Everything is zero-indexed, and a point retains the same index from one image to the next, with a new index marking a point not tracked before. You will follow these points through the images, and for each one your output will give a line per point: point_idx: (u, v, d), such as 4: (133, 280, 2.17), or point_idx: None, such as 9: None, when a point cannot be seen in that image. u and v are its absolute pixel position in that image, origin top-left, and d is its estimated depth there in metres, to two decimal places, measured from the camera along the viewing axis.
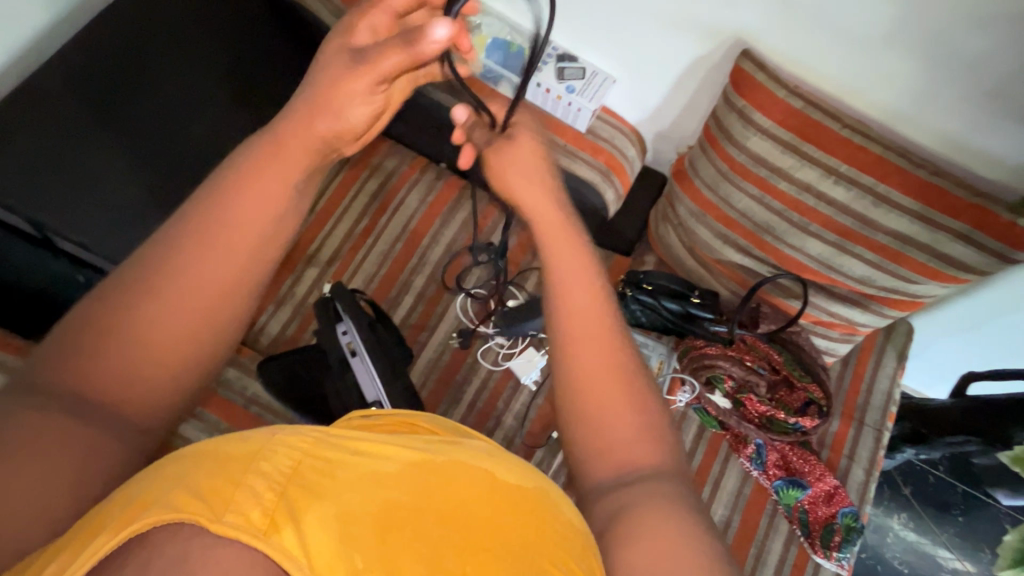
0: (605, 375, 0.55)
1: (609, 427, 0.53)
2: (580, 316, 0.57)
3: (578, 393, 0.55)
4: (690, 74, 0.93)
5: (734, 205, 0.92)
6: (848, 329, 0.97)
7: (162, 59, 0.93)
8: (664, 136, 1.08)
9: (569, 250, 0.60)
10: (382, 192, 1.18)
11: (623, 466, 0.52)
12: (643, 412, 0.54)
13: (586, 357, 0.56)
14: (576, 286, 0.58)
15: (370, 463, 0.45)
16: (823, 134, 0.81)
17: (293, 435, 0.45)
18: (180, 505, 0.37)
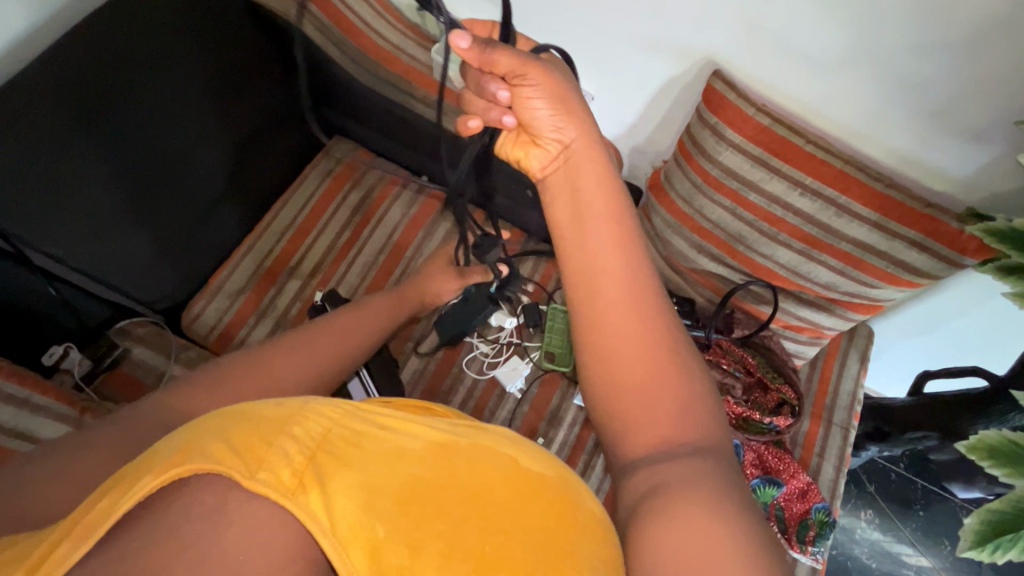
0: (632, 341, 0.53)
1: (647, 398, 0.51)
2: (607, 277, 0.54)
3: (610, 360, 0.53)
4: (663, 93, 0.98)
5: (708, 216, 0.96)
6: (816, 333, 1.03)
7: (143, 64, 0.92)
8: (639, 151, 1.13)
9: (597, 203, 0.56)
10: (363, 205, 1.20)
11: (656, 437, 0.50)
12: (682, 382, 0.51)
13: (616, 326, 0.53)
14: (601, 246, 0.55)
15: (396, 438, 0.46)
16: (790, 149, 0.86)
17: (328, 405, 0.46)
18: (221, 456, 0.39)
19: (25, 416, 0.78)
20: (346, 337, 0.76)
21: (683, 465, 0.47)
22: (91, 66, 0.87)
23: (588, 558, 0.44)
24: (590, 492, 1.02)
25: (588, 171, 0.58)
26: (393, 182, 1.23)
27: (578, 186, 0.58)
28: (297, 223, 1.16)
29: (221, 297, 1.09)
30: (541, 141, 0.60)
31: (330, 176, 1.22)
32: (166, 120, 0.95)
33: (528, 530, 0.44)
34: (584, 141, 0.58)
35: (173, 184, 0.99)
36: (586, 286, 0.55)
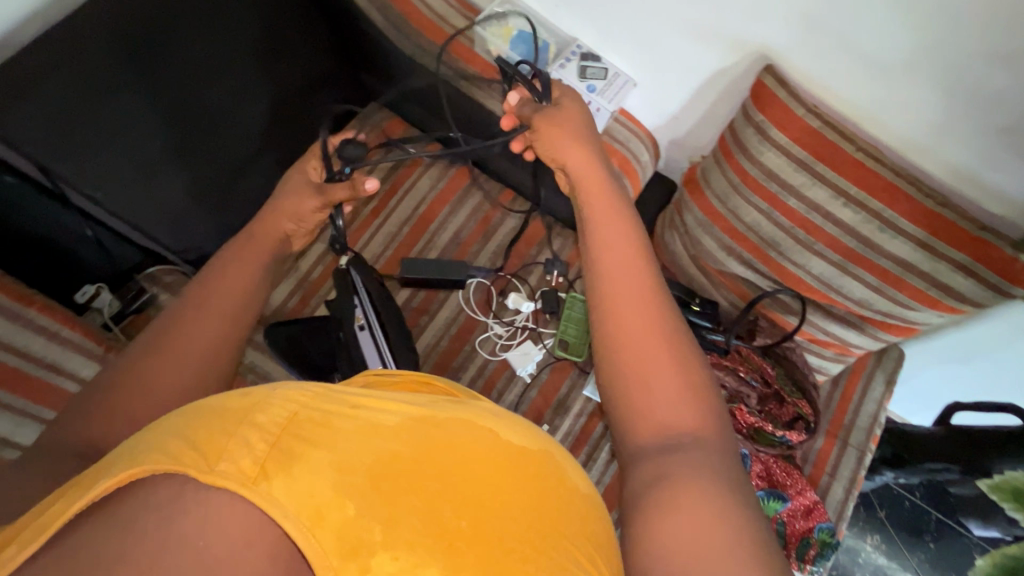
0: (645, 331, 0.57)
1: (654, 383, 0.54)
2: (625, 282, 0.60)
3: (623, 349, 0.56)
4: (710, 85, 0.94)
5: (743, 218, 0.93)
6: (841, 349, 1.00)
7: (192, 16, 0.93)
8: (678, 144, 1.10)
9: (612, 216, 0.65)
10: (393, 174, 1.20)
11: (666, 430, 0.52)
12: (694, 379, 0.54)
13: (627, 316, 0.58)
14: (615, 247, 0.62)
15: (369, 418, 0.46)
16: (836, 155, 0.82)
17: (295, 389, 0.47)
18: (174, 454, 0.39)
19: (55, 348, 0.81)
20: (209, 346, 0.61)
21: (692, 459, 0.49)
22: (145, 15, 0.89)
23: (557, 549, 0.44)
24: None
25: (598, 190, 0.68)
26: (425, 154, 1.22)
27: (590, 201, 0.67)
28: None
29: None
30: (574, 172, 0.71)
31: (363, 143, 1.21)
32: (209, 71, 0.96)
33: (509, 508, 0.44)
34: (597, 173, 0.70)
35: (213, 137, 1.00)
36: (606, 289, 0.60)
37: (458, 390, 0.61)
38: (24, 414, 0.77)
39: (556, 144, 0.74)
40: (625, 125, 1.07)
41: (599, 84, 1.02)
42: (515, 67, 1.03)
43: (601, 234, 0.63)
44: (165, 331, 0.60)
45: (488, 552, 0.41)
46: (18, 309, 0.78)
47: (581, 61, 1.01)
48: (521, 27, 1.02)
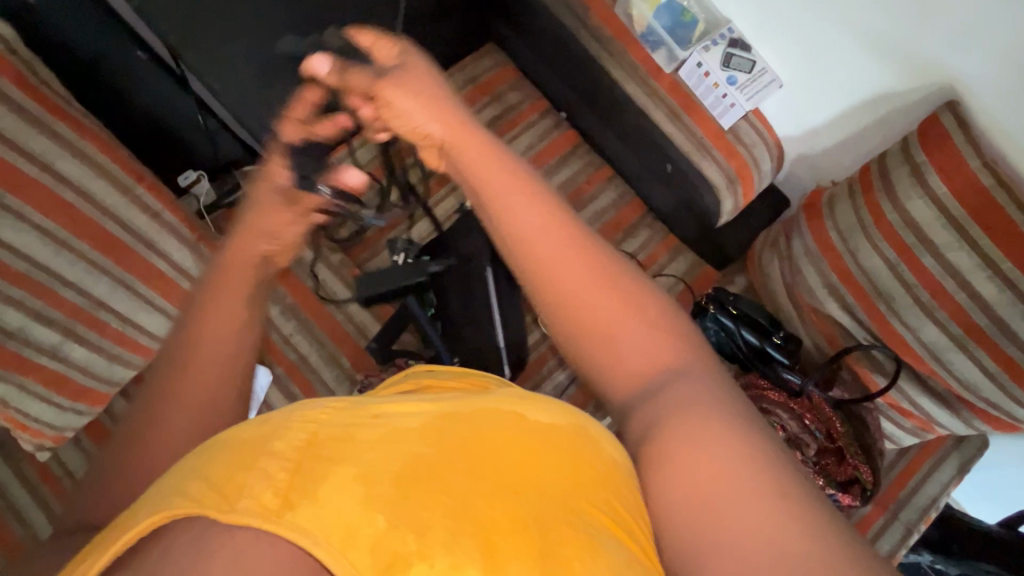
0: (587, 288, 0.48)
1: (612, 339, 0.47)
2: (537, 234, 0.49)
3: (575, 317, 0.48)
4: (869, 107, 0.84)
5: (861, 262, 0.84)
6: (923, 424, 0.92)
7: None
8: (807, 161, 1.00)
9: (486, 162, 0.52)
10: (494, 124, 1.17)
11: (642, 380, 0.46)
12: (646, 312, 0.48)
13: (564, 276, 0.48)
14: (510, 197, 0.50)
15: (388, 423, 0.45)
16: (998, 222, 0.72)
17: (310, 408, 0.45)
18: (193, 496, 0.37)
19: (155, 227, 0.85)
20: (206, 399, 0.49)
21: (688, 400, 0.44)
22: None
23: (604, 533, 0.41)
24: None
25: (454, 127, 0.54)
26: (532, 110, 1.18)
27: (457, 146, 0.54)
28: None
29: None
30: (405, 129, 0.56)
31: (472, 85, 1.17)
32: None
33: (540, 491, 0.43)
34: (441, 100, 0.55)
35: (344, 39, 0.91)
36: (525, 251, 0.49)
37: (476, 379, 0.57)
38: (119, 281, 0.82)
39: (405, 106, 0.55)
40: (755, 129, 0.98)
41: (742, 77, 0.93)
42: (655, 39, 0.97)
43: (485, 193, 0.51)
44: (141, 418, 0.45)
45: (525, 535, 0.40)
46: (129, 184, 0.82)
47: (728, 48, 0.92)
48: None
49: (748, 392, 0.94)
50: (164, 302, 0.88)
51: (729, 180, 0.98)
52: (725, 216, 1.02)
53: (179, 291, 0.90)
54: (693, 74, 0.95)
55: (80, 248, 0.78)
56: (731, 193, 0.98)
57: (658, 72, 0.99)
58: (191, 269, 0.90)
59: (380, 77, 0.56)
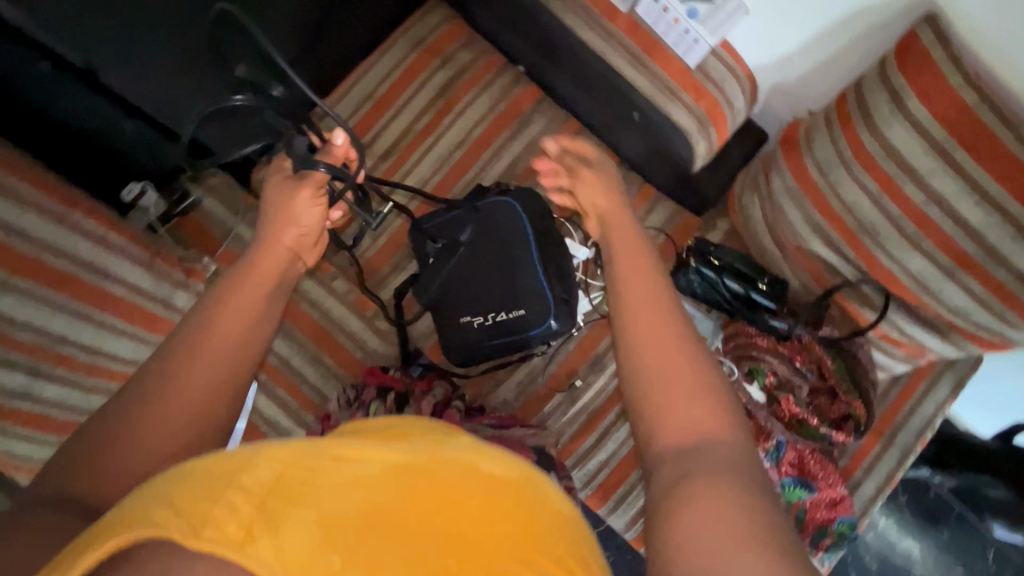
0: (652, 339, 0.56)
1: (682, 398, 0.52)
2: (643, 302, 0.59)
3: (645, 362, 0.55)
4: (845, 25, 0.78)
5: (843, 196, 0.81)
6: (914, 351, 0.90)
7: None
8: (781, 90, 0.94)
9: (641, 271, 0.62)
10: (449, 89, 1.09)
11: (692, 433, 0.50)
12: (711, 391, 0.52)
13: (641, 331, 0.57)
14: (637, 280, 0.61)
15: (352, 469, 0.44)
16: (983, 141, 0.68)
17: (277, 445, 0.43)
18: (161, 520, 0.36)
19: (101, 253, 0.81)
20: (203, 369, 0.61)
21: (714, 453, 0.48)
22: None
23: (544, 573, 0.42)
24: (613, 444, 1.00)
25: (632, 241, 0.68)
26: (486, 68, 1.09)
27: (623, 254, 0.66)
28: (376, 96, 1.08)
29: None
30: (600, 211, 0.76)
31: (419, 48, 1.09)
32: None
33: (499, 542, 0.43)
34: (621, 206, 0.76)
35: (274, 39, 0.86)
36: (624, 308, 0.59)
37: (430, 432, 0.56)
38: (76, 313, 0.79)
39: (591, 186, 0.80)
40: (724, 63, 0.91)
41: (703, 9, 0.85)
42: None
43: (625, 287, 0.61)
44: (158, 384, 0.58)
45: None
46: (64, 212, 0.77)
47: None
48: None
49: (737, 341, 0.94)
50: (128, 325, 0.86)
51: (700, 122, 0.92)
52: (700, 160, 0.96)
53: (144, 312, 0.88)
54: (651, 10, 0.88)
55: (24, 286, 0.73)
56: (704, 136, 0.93)
57: (613, 13, 0.92)
58: (150, 286, 0.88)
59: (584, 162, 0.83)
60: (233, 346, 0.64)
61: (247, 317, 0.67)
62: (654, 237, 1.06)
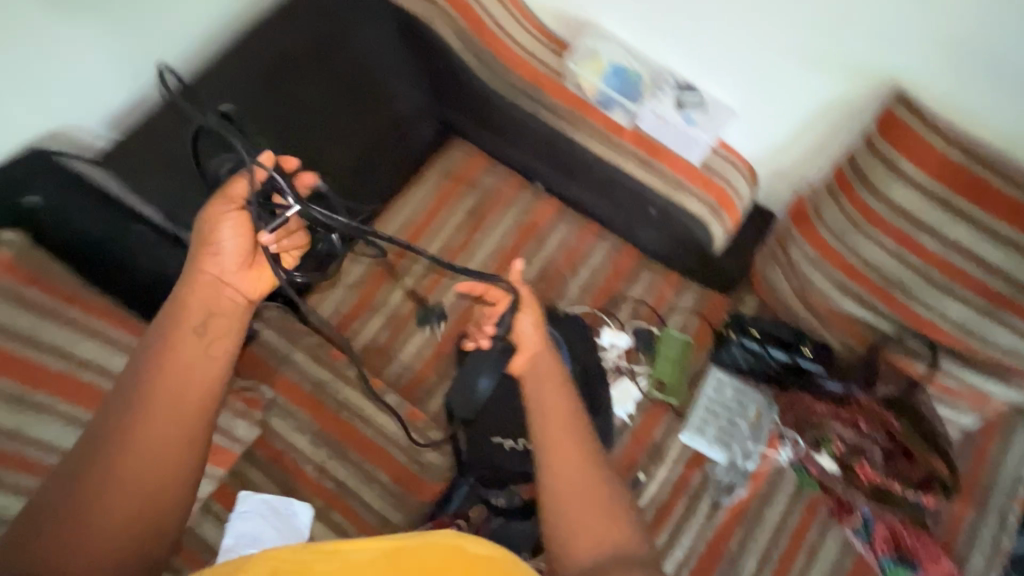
0: (567, 451, 0.62)
1: (591, 523, 0.59)
2: (552, 404, 0.64)
3: (565, 504, 0.60)
4: (824, 116, 0.92)
5: (865, 256, 0.86)
6: (979, 400, 0.90)
7: (327, 117, 1.03)
8: (781, 175, 1.04)
9: (552, 381, 0.66)
10: (477, 209, 1.20)
11: (593, 548, 0.58)
12: (614, 501, 0.61)
13: (554, 463, 0.62)
14: (545, 371, 0.67)
15: (341, 560, 0.51)
16: (984, 191, 0.77)
17: (278, 554, 0.52)
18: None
19: None
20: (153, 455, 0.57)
21: (620, 557, 0.58)
22: (294, 116, 0.99)
23: None
24: (688, 539, 0.94)
25: (548, 368, 0.67)
26: (510, 188, 1.21)
27: (541, 371, 0.67)
28: (411, 224, 1.18)
29: (339, 289, 1.15)
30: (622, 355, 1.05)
31: (446, 179, 1.21)
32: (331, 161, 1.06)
33: None
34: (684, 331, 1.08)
35: None
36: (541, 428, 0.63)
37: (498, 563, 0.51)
38: None
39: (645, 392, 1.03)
40: (724, 158, 1.03)
41: (698, 115, 1.00)
42: (609, 100, 1.03)
43: (530, 388, 0.66)
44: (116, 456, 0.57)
45: None
46: None
47: (678, 93, 1.00)
48: (614, 61, 1.01)
49: (797, 411, 0.95)
50: None
51: (712, 209, 1.02)
52: (719, 243, 1.04)
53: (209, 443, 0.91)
54: (653, 123, 1.01)
55: None
56: (720, 221, 1.01)
57: (619, 128, 1.04)
58: None
59: (632, 278, 1.14)
60: (177, 406, 0.59)
61: (175, 394, 0.59)
62: (688, 319, 1.10)
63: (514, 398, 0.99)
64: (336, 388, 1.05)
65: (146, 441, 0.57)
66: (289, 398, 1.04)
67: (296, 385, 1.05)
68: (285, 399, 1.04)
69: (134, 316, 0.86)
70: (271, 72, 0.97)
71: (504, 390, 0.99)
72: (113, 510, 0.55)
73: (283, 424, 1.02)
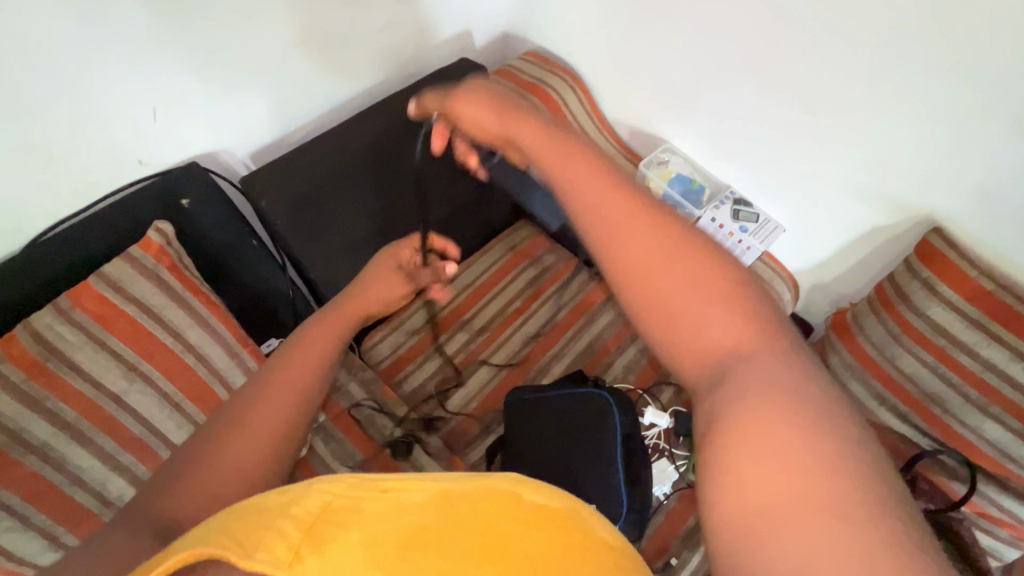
0: (665, 270, 0.41)
1: (706, 312, 0.40)
2: (613, 214, 0.42)
3: (659, 319, 0.41)
4: (866, 239, 1.04)
5: (902, 366, 0.94)
6: (1020, 531, 0.92)
7: (425, 178, 1.16)
8: (821, 288, 1.17)
9: (588, 174, 0.44)
10: (538, 281, 1.31)
11: (710, 355, 0.40)
12: (727, 282, 0.41)
13: (647, 288, 0.41)
14: (573, 168, 0.44)
15: (395, 499, 0.39)
16: (1018, 321, 0.85)
17: (327, 481, 0.41)
18: (219, 542, 0.35)
19: None
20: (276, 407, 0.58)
21: (750, 369, 0.38)
22: (398, 174, 1.12)
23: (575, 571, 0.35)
24: None
25: (581, 164, 0.44)
26: (568, 267, 1.33)
27: (561, 161, 0.45)
28: (477, 284, 1.29)
29: (399, 332, 1.23)
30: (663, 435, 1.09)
31: (513, 252, 1.34)
32: (422, 216, 1.19)
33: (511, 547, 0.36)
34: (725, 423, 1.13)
35: (410, 274, 1.23)
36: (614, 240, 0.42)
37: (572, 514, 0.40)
38: None
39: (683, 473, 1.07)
40: (770, 267, 1.16)
41: (751, 226, 1.14)
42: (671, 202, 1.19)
43: (588, 197, 0.43)
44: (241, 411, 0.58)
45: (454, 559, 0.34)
46: (238, 350, 0.91)
47: (734, 205, 1.15)
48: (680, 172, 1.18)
49: None
50: None
51: None
52: None
53: None
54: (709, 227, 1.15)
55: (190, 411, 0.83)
56: None
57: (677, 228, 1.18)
58: None
59: None
60: (294, 383, 0.61)
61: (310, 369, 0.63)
62: None
63: (560, 446, 1.00)
64: (385, 423, 1.10)
65: (274, 402, 0.58)
66: (336, 425, 1.08)
67: (348, 414, 1.09)
68: (331, 424, 1.07)
69: (215, 294, 0.89)
70: (381, 123, 1.09)
71: (546, 450, 1.00)
72: (242, 452, 0.53)
73: (327, 450, 1.05)
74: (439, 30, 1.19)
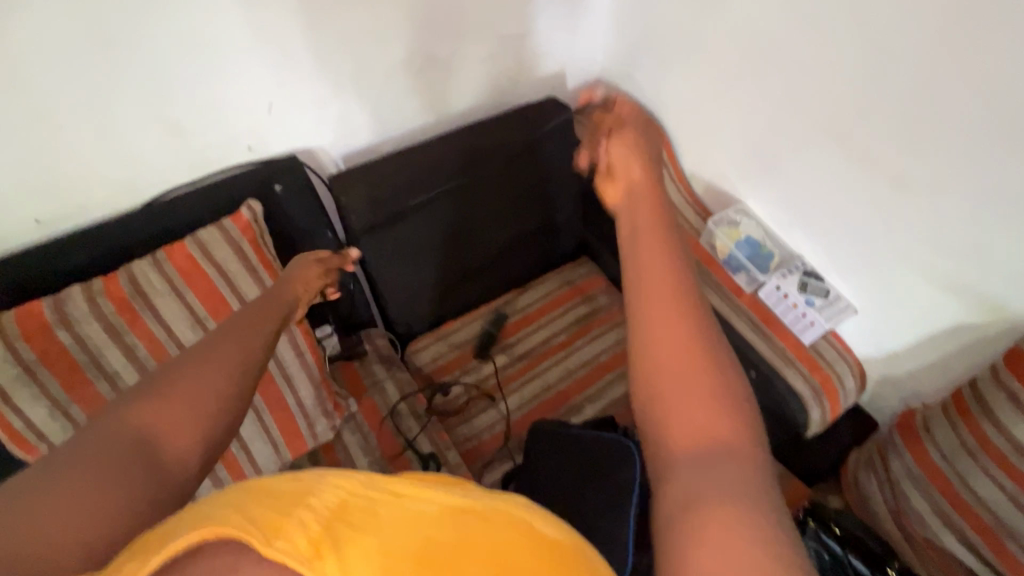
0: (677, 350, 0.38)
1: (702, 394, 0.36)
2: (656, 277, 0.41)
3: (666, 392, 0.37)
4: (950, 336, 0.94)
5: (975, 489, 0.83)
6: None
7: (493, 199, 1.21)
8: (891, 383, 1.07)
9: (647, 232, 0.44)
10: (587, 318, 1.31)
11: (699, 439, 0.35)
12: (732, 384, 0.37)
13: (660, 353, 0.38)
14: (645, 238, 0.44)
15: (411, 504, 0.37)
16: None
17: (342, 472, 0.38)
18: (234, 522, 0.32)
19: (295, 364, 1.00)
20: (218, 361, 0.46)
21: (727, 466, 0.34)
22: (469, 191, 1.17)
23: None
24: None
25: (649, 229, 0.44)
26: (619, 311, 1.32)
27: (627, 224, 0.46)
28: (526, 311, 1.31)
29: (443, 344, 1.27)
30: None
31: (568, 286, 1.35)
32: (486, 234, 1.24)
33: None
34: None
35: (463, 287, 1.27)
36: (637, 282, 0.41)
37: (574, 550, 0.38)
38: (253, 407, 0.94)
39: None
40: (834, 347, 1.08)
41: (818, 300, 1.08)
42: (736, 264, 1.16)
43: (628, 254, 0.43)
44: (86, 462, 0.36)
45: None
46: (290, 325, 0.99)
47: (803, 276, 1.09)
48: (750, 234, 1.14)
49: None
50: (277, 434, 0.98)
51: (814, 391, 1.03)
52: (814, 427, 1.03)
53: (293, 426, 1.00)
54: (773, 295, 1.11)
55: None
56: (819, 405, 1.02)
57: (740, 291, 1.15)
58: (309, 409, 1.02)
59: None
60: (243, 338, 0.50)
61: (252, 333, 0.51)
62: None
63: (571, 490, 0.95)
64: (409, 425, 1.11)
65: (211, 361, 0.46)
66: (365, 418, 1.12)
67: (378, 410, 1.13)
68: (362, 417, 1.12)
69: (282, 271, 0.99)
70: (461, 141, 1.16)
71: (558, 486, 0.97)
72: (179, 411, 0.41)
73: (354, 441, 1.09)
74: (540, 66, 1.27)
